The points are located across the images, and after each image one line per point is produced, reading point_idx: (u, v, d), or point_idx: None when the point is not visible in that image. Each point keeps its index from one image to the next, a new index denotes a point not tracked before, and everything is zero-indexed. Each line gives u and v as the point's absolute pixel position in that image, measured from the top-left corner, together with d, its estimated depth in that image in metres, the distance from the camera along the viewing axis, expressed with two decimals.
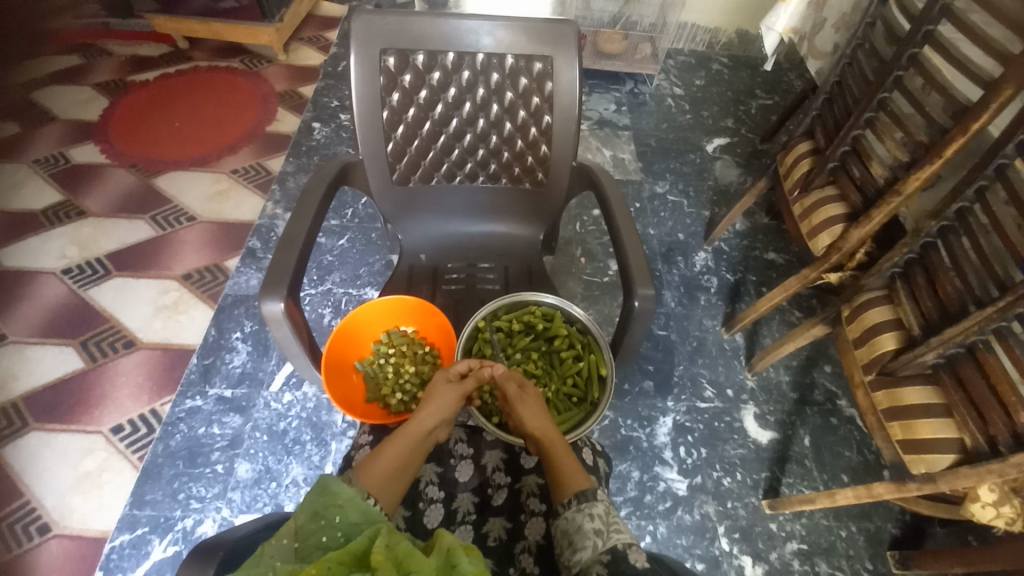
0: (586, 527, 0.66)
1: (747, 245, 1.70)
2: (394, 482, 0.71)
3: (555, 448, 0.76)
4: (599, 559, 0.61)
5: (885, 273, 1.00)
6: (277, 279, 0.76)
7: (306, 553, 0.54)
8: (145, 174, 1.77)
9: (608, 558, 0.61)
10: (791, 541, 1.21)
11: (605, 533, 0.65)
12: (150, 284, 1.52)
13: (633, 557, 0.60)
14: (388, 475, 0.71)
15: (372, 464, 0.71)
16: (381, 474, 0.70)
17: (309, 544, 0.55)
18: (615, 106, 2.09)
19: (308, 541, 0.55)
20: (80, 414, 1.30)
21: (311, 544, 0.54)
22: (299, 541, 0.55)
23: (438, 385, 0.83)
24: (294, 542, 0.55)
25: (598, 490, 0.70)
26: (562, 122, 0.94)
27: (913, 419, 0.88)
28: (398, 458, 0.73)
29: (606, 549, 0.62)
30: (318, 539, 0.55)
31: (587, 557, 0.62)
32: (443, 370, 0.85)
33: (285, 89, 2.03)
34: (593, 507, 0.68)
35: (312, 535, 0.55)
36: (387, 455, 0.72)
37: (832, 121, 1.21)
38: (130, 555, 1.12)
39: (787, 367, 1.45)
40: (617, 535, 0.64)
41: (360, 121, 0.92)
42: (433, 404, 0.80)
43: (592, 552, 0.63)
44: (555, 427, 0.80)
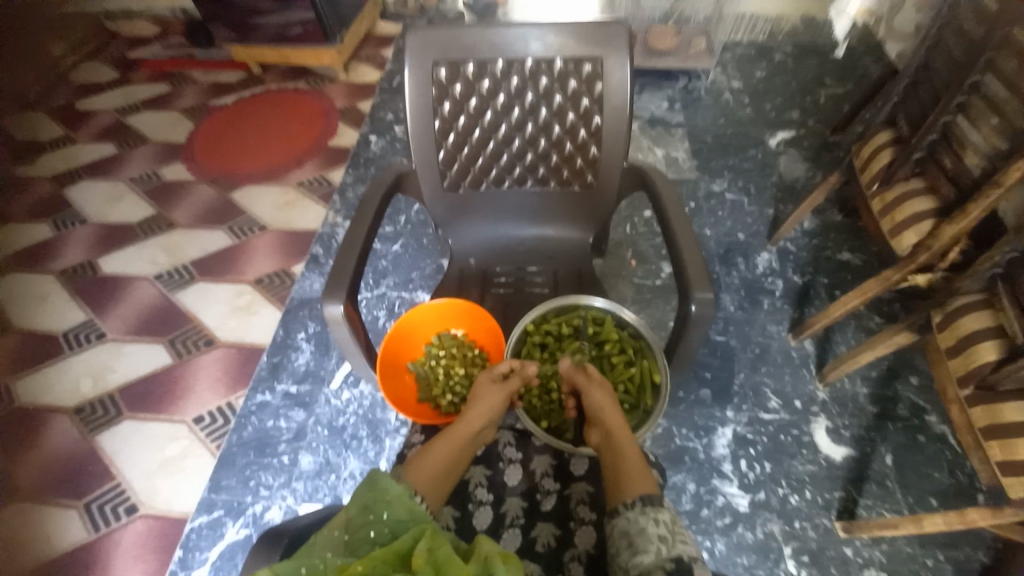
0: (651, 531, 0.65)
1: (817, 244, 1.58)
2: (443, 481, 0.73)
3: (617, 449, 0.77)
4: (662, 564, 0.61)
5: (984, 274, 0.89)
6: (337, 282, 0.80)
7: (354, 545, 0.57)
8: (224, 187, 1.94)
9: (673, 566, 0.61)
10: (870, 570, 1.09)
11: (669, 541, 0.64)
12: (227, 288, 1.67)
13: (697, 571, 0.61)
14: (437, 474, 0.73)
15: (422, 462, 0.73)
16: (430, 473, 0.72)
17: (358, 538, 0.58)
18: (668, 103, 2.03)
19: (357, 534, 0.58)
20: (168, 404, 1.45)
21: (359, 537, 0.58)
22: (348, 533, 0.58)
23: (484, 386, 0.84)
24: (344, 534, 0.58)
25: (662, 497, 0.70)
26: (613, 123, 0.92)
27: (1016, 440, 0.76)
28: (446, 458, 0.75)
29: (670, 557, 0.62)
30: (366, 533, 0.58)
31: (649, 561, 0.62)
32: (487, 371, 0.86)
33: (345, 105, 2.16)
34: (658, 513, 0.68)
35: (361, 528, 0.59)
36: (436, 454, 0.74)
37: (919, 108, 1.10)
38: (207, 535, 1.22)
39: (864, 378, 1.32)
40: (682, 546, 0.64)
41: (414, 129, 0.95)
42: (480, 404, 0.81)
43: (655, 556, 0.62)
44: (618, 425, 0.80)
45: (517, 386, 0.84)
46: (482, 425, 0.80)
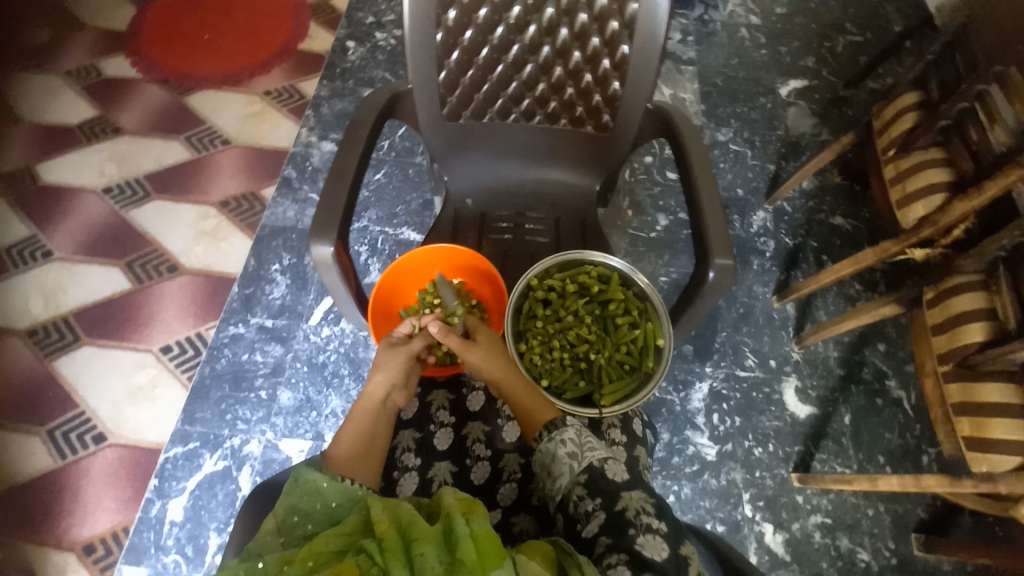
0: (561, 454, 0.65)
1: (812, 206, 1.56)
2: (364, 460, 0.69)
3: (514, 387, 0.75)
4: (578, 480, 0.62)
5: (988, 256, 0.88)
6: (326, 219, 0.71)
7: (294, 542, 0.57)
8: (178, 91, 1.69)
9: (587, 479, 0.62)
10: (816, 514, 1.21)
11: (580, 455, 0.65)
12: (188, 209, 1.51)
13: (610, 473, 0.62)
14: (354, 454, 0.69)
15: (336, 448, 0.69)
16: (347, 455, 0.68)
17: (297, 535, 0.57)
18: (681, 35, 1.85)
19: (294, 532, 0.57)
20: (131, 332, 1.35)
21: (298, 536, 0.57)
22: (284, 535, 0.57)
23: (381, 355, 0.78)
24: (279, 537, 0.57)
25: (566, 417, 0.69)
26: (642, 55, 0.81)
27: (986, 417, 0.82)
28: (361, 433, 0.71)
29: (583, 470, 0.63)
30: (304, 530, 0.58)
31: (566, 483, 0.63)
32: (384, 340, 0.81)
33: (317, 0, 1.86)
34: (563, 432, 0.67)
35: (297, 527, 0.58)
36: (348, 435, 0.71)
37: (954, 71, 1.02)
38: (184, 466, 1.20)
39: (837, 342, 1.37)
40: (591, 453, 0.64)
41: (412, 42, 0.81)
42: (379, 373, 0.75)
43: (570, 476, 0.63)
44: (507, 367, 0.76)
45: (417, 346, 0.78)
46: (388, 391, 0.75)
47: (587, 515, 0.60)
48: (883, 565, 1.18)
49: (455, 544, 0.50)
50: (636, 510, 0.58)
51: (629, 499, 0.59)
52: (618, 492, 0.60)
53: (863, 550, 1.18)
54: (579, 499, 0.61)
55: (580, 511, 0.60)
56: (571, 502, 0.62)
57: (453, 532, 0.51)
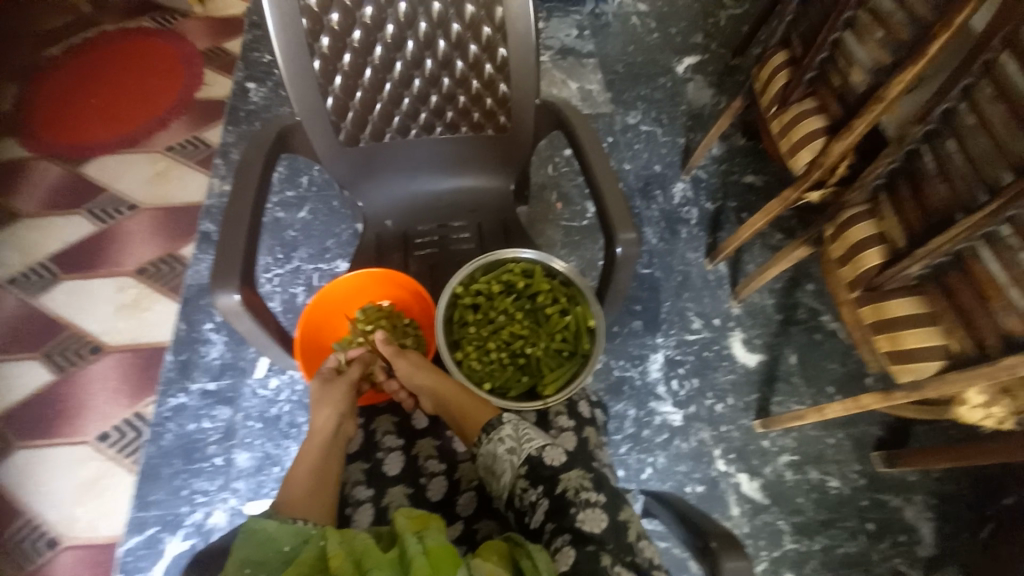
0: (501, 451, 0.69)
1: (725, 169, 1.65)
2: (319, 495, 0.69)
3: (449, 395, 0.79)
4: (519, 473, 0.66)
5: (869, 186, 0.96)
6: (228, 267, 0.69)
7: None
8: (72, 163, 1.60)
9: (527, 470, 0.66)
10: (783, 454, 1.26)
11: (518, 448, 0.68)
12: (104, 284, 1.42)
13: (547, 459, 0.66)
14: (309, 490, 0.68)
15: (289, 489, 0.68)
16: (302, 493, 0.67)
17: None
18: (577, 30, 1.93)
19: None
20: (62, 427, 1.25)
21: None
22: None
23: (318, 391, 0.82)
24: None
25: (501, 414, 0.72)
26: (520, 54, 0.83)
27: (900, 331, 0.88)
28: (313, 470, 0.71)
29: (523, 462, 0.67)
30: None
31: (510, 479, 0.67)
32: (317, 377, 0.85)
33: (208, 48, 1.81)
34: (501, 430, 0.70)
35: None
36: (299, 473, 0.70)
37: (810, 25, 1.11)
38: (145, 555, 1.12)
39: (771, 290, 1.45)
40: (528, 445, 0.68)
41: (291, 76, 0.81)
42: (324, 407, 0.79)
43: (512, 471, 0.67)
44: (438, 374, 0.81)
45: (354, 376, 0.85)
46: (337, 423, 0.78)
47: (533, 504, 0.64)
48: (853, 487, 1.23)
49: (409, 565, 0.51)
50: (575, 489, 0.63)
51: (568, 480, 0.64)
52: (556, 476, 0.65)
53: (833, 477, 1.24)
54: (524, 491, 0.65)
55: (526, 502, 0.65)
56: (517, 495, 0.66)
57: (406, 553, 0.52)
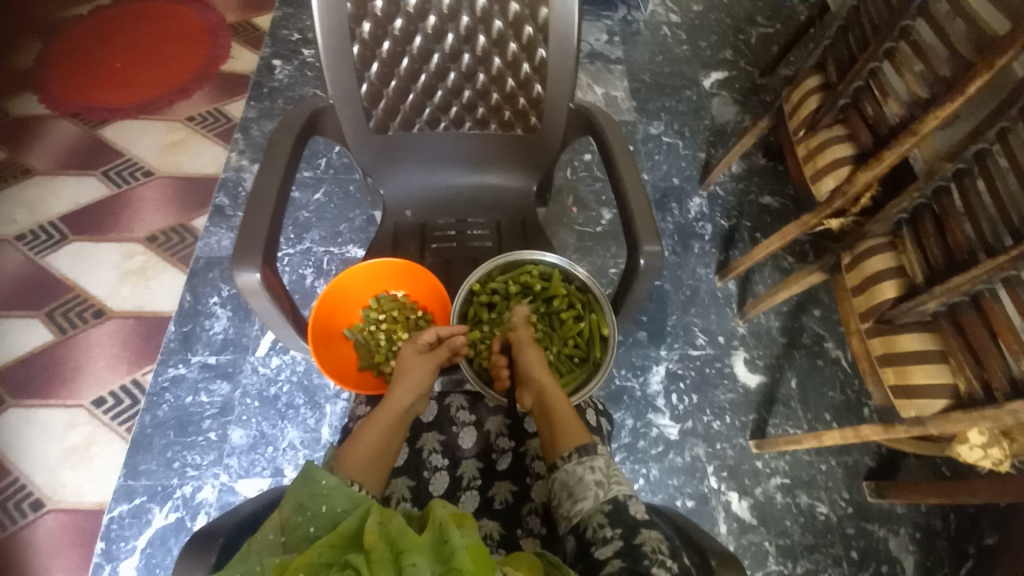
0: (587, 479, 0.66)
1: (742, 188, 1.65)
2: (378, 465, 0.69)
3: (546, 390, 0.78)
4: (600, 508, 0.63)
5: (891, 219, 0.96)
6: (250, 246, 0.69)
7: (294, 546, 0.52)
8: (89, 124, 1.59)
9: (610, 509, 0.62)
10: (775, 477, 1.27)
11: (606, 485, 0.65)
12: (112, 248, 1.41)
13: (633, 509, 0.62)
14: (372, 457, 0.68)
15: (353, 449, 0.68)
16: (363, 458, 0.67)
17: (297, 537, 0.52)
18: (607, 36, 1.92)
19: (296, 533, 0.52)
20: (59, 388, 1.25)
21: (299, 538, 0.52)
22: (285, 534, 0.53)
23: (410, 357, 0.82)
24: (280, 535, 0.53)
25: (598, 444, 0.70)
26: (559, 57, 0.83)
27: (908, 365, 0.88)
28: (379, 441, 0.70)
29: (608, 500, 0.63)
30: (307, 531, 0.53)
31: (588, 508, 0.63)
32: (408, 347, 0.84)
33: (236, 20, 1.80)
34: (593, 460, 0.68)
35: (299, 527, 0.53)
36: (364, 441, 0.69)
37: (847, 52, 1.11)
38: (130, 524, 1.12)
39: (777, 312, 1.46)
40: (617, 487, 0.65)
41: (327, 57, 0.81)
42: (406, 379, 0.78)
43: (593, 502, 0.64)
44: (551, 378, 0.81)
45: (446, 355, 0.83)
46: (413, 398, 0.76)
47: (603, 541, 0.60)
48: (840, 515, 1.24)
49: (448, 557, 0.48)
50: (652, 546, 0.57)
51: (648, 535, 0.58)
52: (637, 527, 0.59)
53: (822, 504, 1.25)
54: (599, 526, 0.61)
55: (598, 537, 0.60)
56: (590, 527, 0.62)
57: (447, 543, 0.49)
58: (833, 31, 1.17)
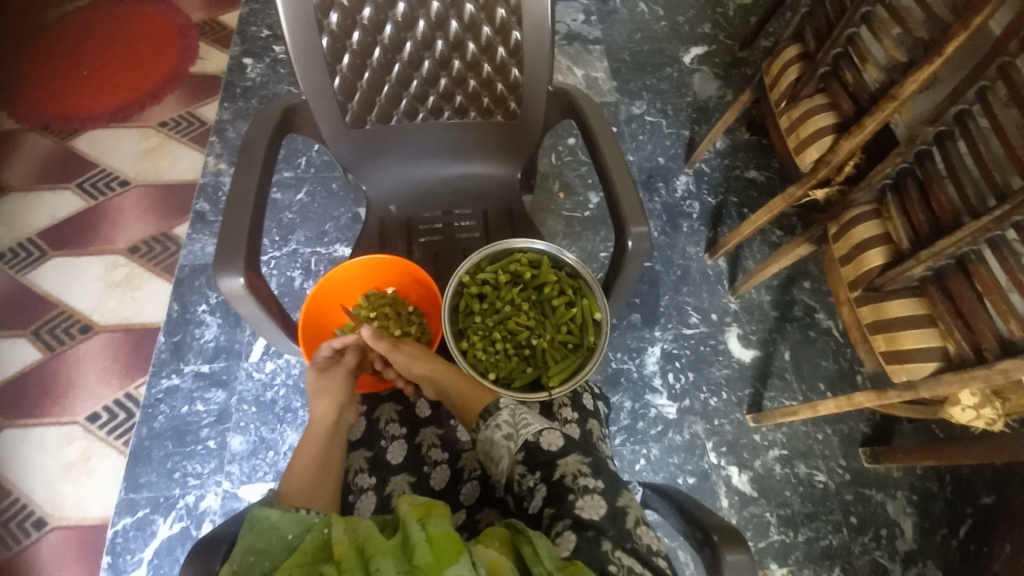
0: (498, 438, 0.65)
1: (728, 164, 1.65)
2: (320, 484, 0.66)
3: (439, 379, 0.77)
4: (516, 460, 0.63)
5: (876, 186, 0.96)
6: (231, 250, 0.68)
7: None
8: (60, 135, 1.54)
9: (524, 456, 0.63)
10: (773, 449, 1.29)
11: (515, 434, 0.65)
12: (93, 261, 1.38)
13: (545, 442, 0.62)
14: (310, 479, 0.66)
15: (289, 479, 0.66)
16: (300, 481, 0.65)
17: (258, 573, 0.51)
18: (584, 16, 1.89)
19: (256, 570, 0.51)
20: (51, 406, 1.23)
21: (259, 575, 0.51)
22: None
23: (317, 381, 0.80)
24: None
25: (499, 399, 0.69)
26: (534, 39, 0.81)
27: (898, 331, 0.89)
28: (312, 459, 0.69)
29: (520, 449, 0.63)
30: (263, 566, 0.51)
31: (507, 464, 0.64)
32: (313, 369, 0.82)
33: (203, 19, 1.74)
34: (498, 417, 0.67)
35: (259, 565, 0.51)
36: (299, 465, 0.68)
37: (825, 20, 1.10)
38: (136, 537, 1.12)
39: (768, 287, 1.46)
40: (525, 431, 0.64)
41: (297, 52, 0.79)
42: (325, 396, 0.78)
43: (509, 457, 0.64)
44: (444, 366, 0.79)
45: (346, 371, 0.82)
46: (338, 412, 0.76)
47: (531, 490, 0.61)
48: (839, 482, 1.26)
49: (412, 552, 0.47)
50: (572, 475, 0.59)
51: (566, 465, 0.60)
52: (554, 460, 0.61)
53: (820, 473, 1.27)
54: (522, 476, 0.62)
55: (524, 487, 0.62)
56: (515, 481, 0.63)
57: (410, 538, 0.48)
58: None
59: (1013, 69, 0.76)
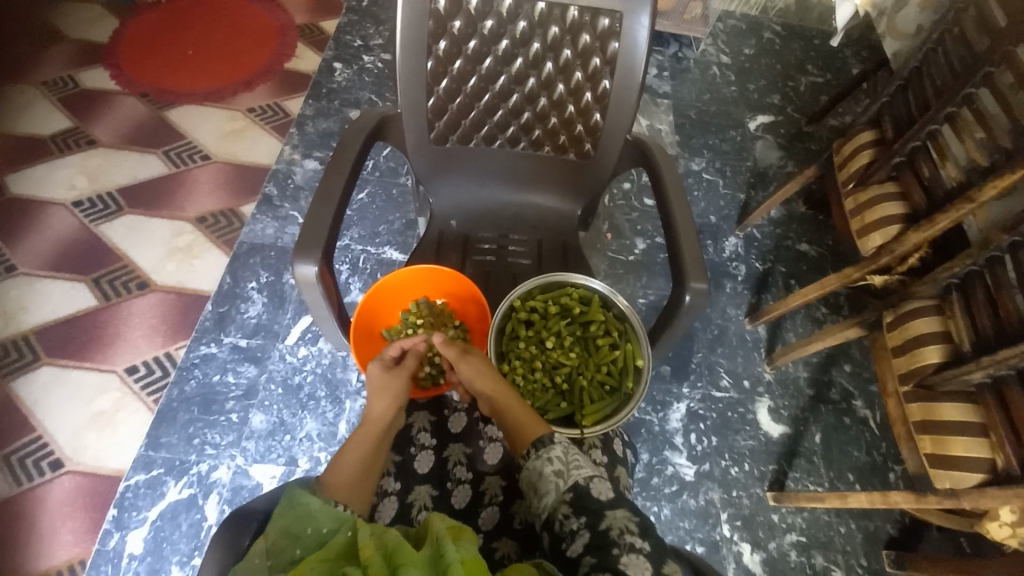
0: (547, 471, 0.66)
1: (780, 233, 1.64)
2: (362, 485, 0.67)
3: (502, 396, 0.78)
4: (563, 499, 0.62)
5: (941, 283, 0.94)
6: (311, 240, 0.71)
7: (282, 568, 0.52)
8: (157, 106, 1.67)
9: (572, 496, 0.62)
10: (791, 533, 1.22)
11: (566, 473, 0.65)
12: (163, 224, 1.47)
13: (596, 491, 0.62)
14: (354, 477, 0.67)
15: (336, 470, 0.67)
16: (346, 477, 0.66)
17: (283, 560, 0.52)
18: (656, 70, 1.96)
19: (282, 556, 0.52)
20: (96, 352, 1.29)
21: (287, 560, 0.52)
22: (271, 558, 0.52)
23: (378, 378, 0.80)
24: (267, 559, 0.52)
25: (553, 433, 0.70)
26: (622, 90, 0.85)
27: (947, 435, 0.85)
28: (362, 453, 0.70)
29: (569, 488, 0.63)
30: (293, 553, 0.52)
31: (552, 501, 0.63)
32: (378, 362, 0.83)
33: (304, 22, 1.89)
34: (550, 450, 0.68)
35: (286, 550, 0.52)
36: (349, 457, 0.69)
37: (905, 111, 1.11)
38: (145, 495, 1.14)
39: (806, 363, 1.43)
40: (577, 472, 0.64)
41: (403, 69, 0.84)
42: (381, 396, 0.78)
43: (555, 494, 0.63)
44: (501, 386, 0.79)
45: (412, 365, 0.84)
46: (393, 415, 0.77)
47: (573, 534, 0.60)
48: None
49: (444, 570, 0.48)
50: (620, 529, 0.57)
51: (614, 518, 0.59)
52: (602, 510, 0.60)
53: (838, 568, 1.20)
54: (565, 517, 0.61)
55: (567, 530, 0.60)
56: (557, 520, 0.62)
57: (444, 556, 0.49)
58: (892, 89, 1.17)
59: None
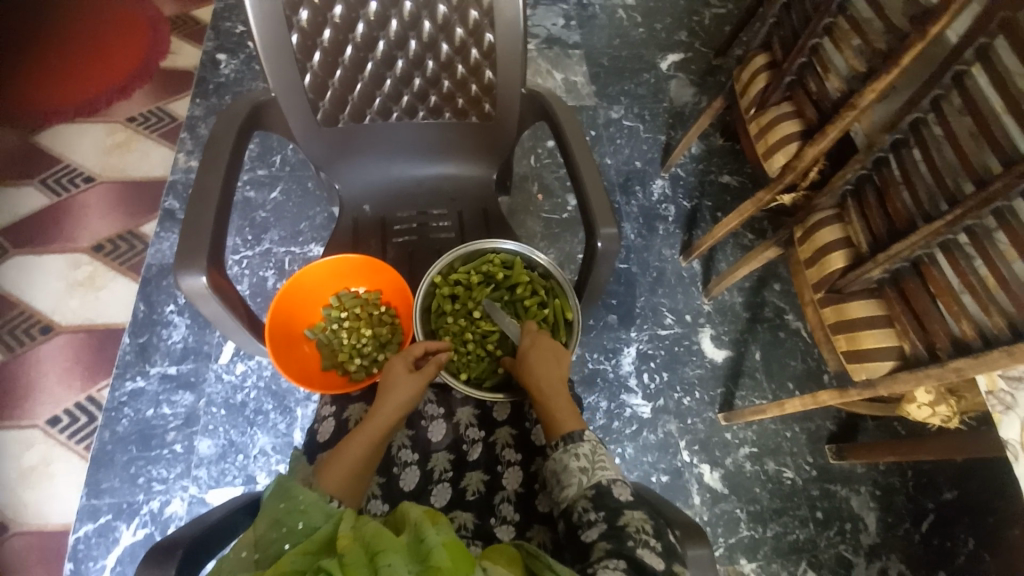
0: (572, 466, 0.66)
1: (703, 168, 1.68)
2: (359, 481, 0.67)
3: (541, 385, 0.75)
4: (584, 494, 0.64)
5: (838, 192, 0.99)
6: (193, 249, 0.67)
7: (267, 562, 0.51)
8: (22, 128, 1.49)
9: (593, 493, 0.63)
10: (744, 446, 1.31)
11: (590, 470, 0.65)
12: (55, 260, 1.33)
13: (617, 491, 0.63)
14: (353, 476, 0.66)
15: (334, 466, 0.65)
16: (344, 476, 0.65)
17: (270, 554, 0.51)
18: (564, 20, 1.92)
19: (269, 550, 0.52)
20: (9, 409, 1.18)
21: (272, 555, 0.51)
22: (258, 551, 0.52)
23: (406, 375, 0.75)
24: (254, 553, 0.51)
25: (584, 430, 0.69)
26: (507, 42, 0.82)
27: (858, 331, 0.92)
28: (364, 451, 0.68)
29: (591, 485, 0.64)
30: (281, 547, 0.52)
31: (573, 493, 0.64)
32: (404, 355, 0.77)
33: (175, 13, 1.70)
34: (579, 447, 0.68)
35: (274, 543, 0.52)
36: (349, 455, 0.66)
37: (791, 30, 1.14)
38: (98, 544, 1.08)
39: (740, 289, 1.50)
40: (601, 471, 0.65)
41: (266, 47, 0.78)
42: (396, 394, 0.72)
43: (577, 488, 0.64)
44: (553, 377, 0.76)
45: (435, 371, 0.76)
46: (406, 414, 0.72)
47: (588, 524, 0.61)
48: (806, 478, 1.30)
49: (426, 556, 0.48)
50: (636, 526, 0.58)
51: (631, 517, 0.60)
52: (621, 509, 0.61)
53: (788, 469, 1.30)
54: (584, 510, 0.62)
55: (583, 521, 0.62)
56: (575, 511, 0.63)
57: (424, 542, 0.49)
58: (778, 9, 1.19)
59: (968, 80, 0.79)
